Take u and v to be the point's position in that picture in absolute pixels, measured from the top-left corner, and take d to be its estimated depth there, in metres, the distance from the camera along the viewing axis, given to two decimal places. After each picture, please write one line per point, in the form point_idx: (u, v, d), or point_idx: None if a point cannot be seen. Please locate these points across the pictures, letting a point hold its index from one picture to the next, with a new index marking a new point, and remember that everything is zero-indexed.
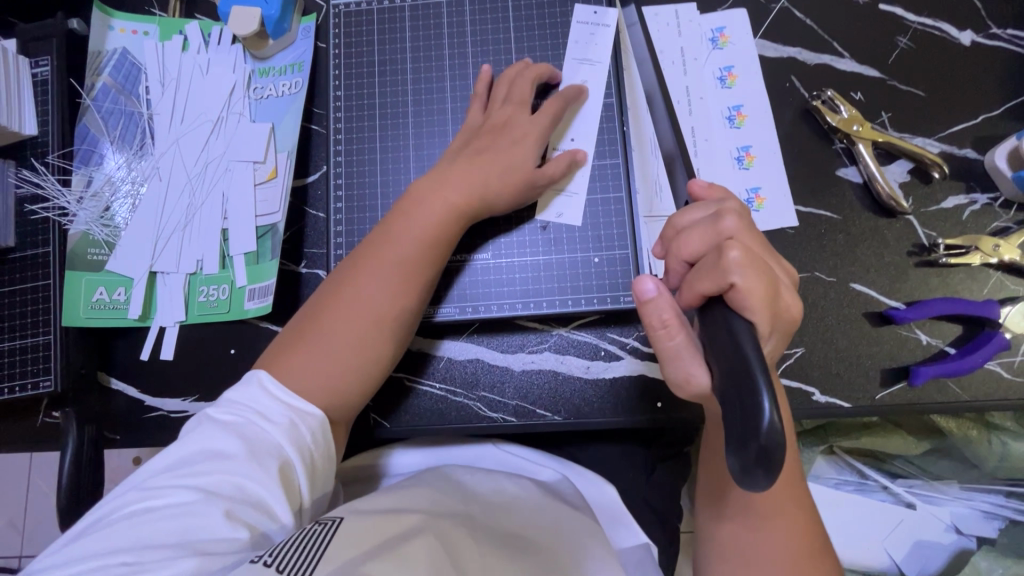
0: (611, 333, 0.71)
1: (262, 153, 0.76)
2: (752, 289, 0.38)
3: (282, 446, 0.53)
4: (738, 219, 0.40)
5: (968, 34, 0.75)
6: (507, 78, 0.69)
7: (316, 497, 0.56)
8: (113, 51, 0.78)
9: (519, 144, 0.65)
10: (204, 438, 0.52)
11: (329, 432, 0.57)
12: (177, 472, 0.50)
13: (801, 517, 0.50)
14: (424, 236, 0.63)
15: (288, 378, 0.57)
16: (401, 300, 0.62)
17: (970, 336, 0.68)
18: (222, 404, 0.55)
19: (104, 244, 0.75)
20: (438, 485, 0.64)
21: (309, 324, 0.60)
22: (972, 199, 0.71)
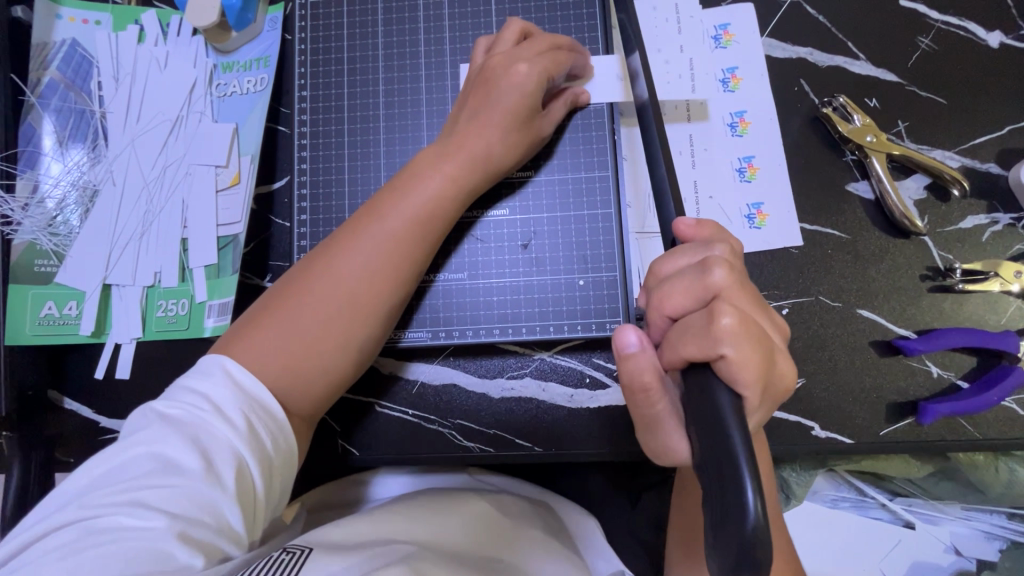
0: (597, 359, 0.66)
1: (223, 156, 0.70)
2: (744, 361, 0.34)
3: (241, 452, 0.47)
4: (730, 273, 0.36)
5: (995, 35, 0.68)
6: (514, 28, 0.61)
7: (271, 506, 0.51)
8: (62, 42, 0.72)
9: (516, 97, 0.57)
10: (152, 442, 0.45)
11: (290, 435, 0.52)
12: (120, 486, 0.43)
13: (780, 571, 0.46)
14: (415, 215, 0.57)
15: (254, 359, 0.52)
16: (381, 284, 0.56)
17: (985, 369, 0.63)
18: (170, 400, 0.48)
19: (53, 255, 0.69)
20: (419, 508, 0.60)
21: (282, 303, 0.55)
22: (994, 219, 0.65)
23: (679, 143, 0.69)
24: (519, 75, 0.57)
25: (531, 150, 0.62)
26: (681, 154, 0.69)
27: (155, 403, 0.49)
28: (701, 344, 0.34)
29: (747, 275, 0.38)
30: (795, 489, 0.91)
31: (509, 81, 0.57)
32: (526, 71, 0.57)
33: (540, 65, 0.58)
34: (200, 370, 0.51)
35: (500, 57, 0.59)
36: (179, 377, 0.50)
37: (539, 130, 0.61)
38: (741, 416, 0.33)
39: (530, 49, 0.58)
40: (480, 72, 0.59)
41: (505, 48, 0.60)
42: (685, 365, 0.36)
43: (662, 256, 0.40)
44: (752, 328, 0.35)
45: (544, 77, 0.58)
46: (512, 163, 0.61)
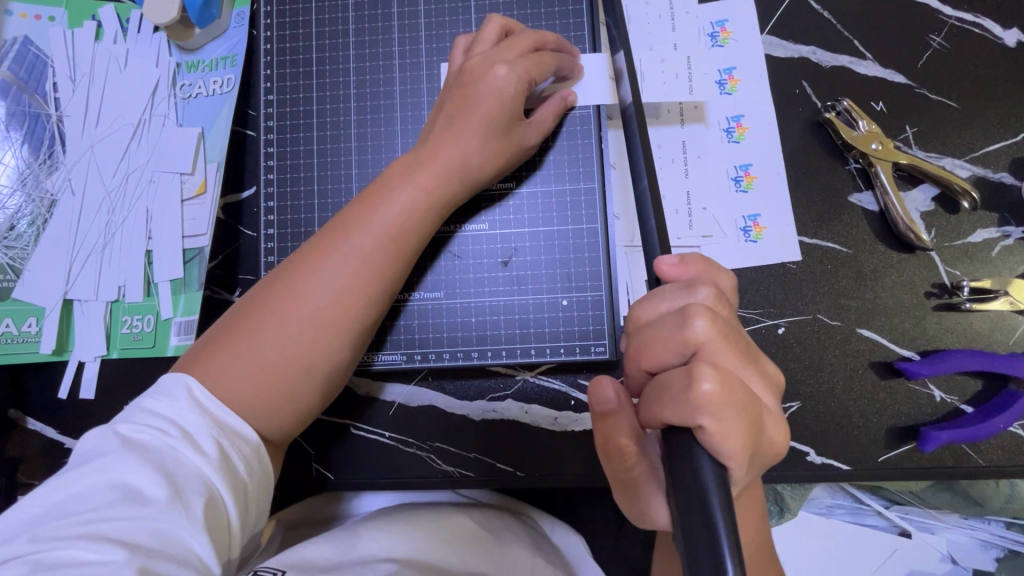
0: (582, 380, 0.63)
1: (188, 163, 0.66)
2: (723, 430, 0.34)
3: (213, 479, 0.43)
4: (712, 329, 0.35)
5: (1013, 33, 0.63)
6: (494, 25, 0.57)
7: (244, 538, 0.46)
8: (14, 40, 0.68)
9: (496, 102, 0.53)
10: (110, 469, 0.41)
11: (264, 460, 0.48)
12: (74, 519, 0.38)
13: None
14: (390, 227, 0.52)
15: (213, 383, 0.47)
16: (355, 300, 0.52)
17: (991, 393, 0.59)
18: (133, 423, 0.44)
19: (9, 268, 0.66)
20: (402, 522, 0.57)
21: (246, 326, 0.50)
22: (1005, 233, 0.61)
23: (671, 149, 0.64)
24: (500, 79, 0.53)
25: (514, 160, 0.57)
26: (673, 162, 0.64)
27: (113, 426, 0.44)
28: (679, 409, 0.34)
29: (734, 326, 0.38)
30: (789, 502, 0.88)
31: (487, 85, 0.53)
32: (506, 74, 0.53)
33: (520, 66, 0.53)
34: (162, 391, 0.46)
35: (479, 58, 0.54)
36: (140, 397, 0.46)
37: (523, 139, 0.56)
38: (724, 487, 0.33)
39: (510, 50, 0.54)
40: (458, 74, 0.55)
41: (484, 49, 0.55)
42: (663, 426, 0.36)
43: (644, 301, 0.39)
44: (733, 391, 0.34)
45: (524, 80, 0.53)
46: (492, 175, 0.56)
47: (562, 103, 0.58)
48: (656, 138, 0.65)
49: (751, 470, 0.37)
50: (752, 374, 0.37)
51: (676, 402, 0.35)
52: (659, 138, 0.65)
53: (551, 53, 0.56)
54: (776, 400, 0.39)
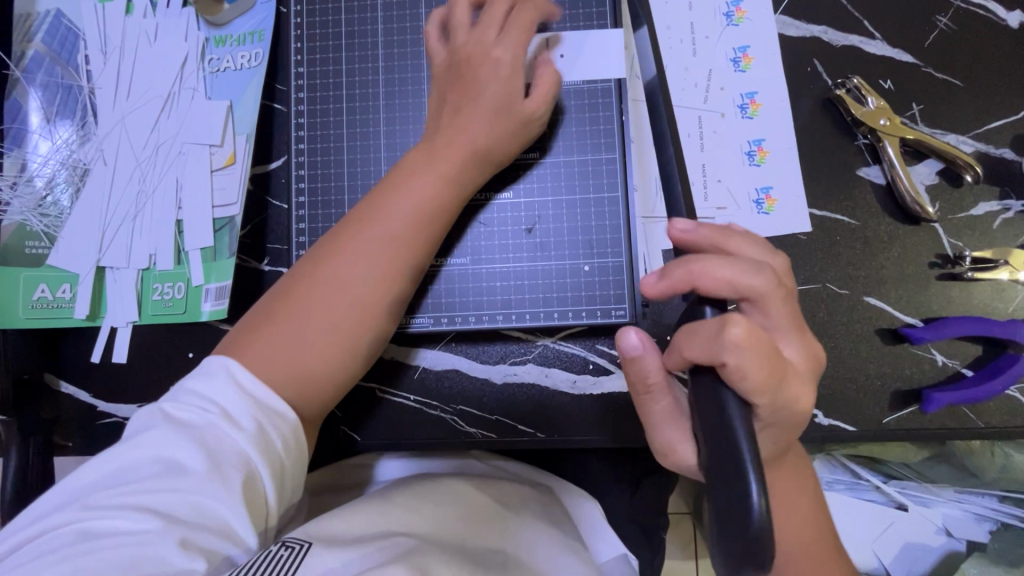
0: (601, 346, 0.65)
1: (218, 135, 0.68)
2: (745, 369, 0.37)
3: (249, 456, 0.45)
4: (753, 276, 0.39)
5: (1016, 14, 0.66)
6: (463, 2, 0.58)
7: (283, 509, 0.48)
8: (46, 13, 0.69)
9: (499, 82, 0.56)
10: (157, 443, 0.44)
11: (302, 434, 0.50)
12: (124, 489, 0.42)
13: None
14: (412, 213, 0.54)
15: (255, 366, 0.49)
16: (383, 285, 0.54)
17: (990, 358, 0.62)
18: (178, 399, 0.47)
19: (43, 236, 0.68)
20: (418, 495, 0.60)
21: (279, 310, 0.52)
22: (1006, 206, 0.64)
23: (687, 124, 0.67)
24: (505, 53, 0.56)
25: (523, 135, 0.58)
26: (689, 137, 0.67)
27: (162, 402, 0.47)
28: (706, 348, 0.38)
29: (777, 290, 0.40)
30: None
31: (489, 66, 0.56)
32: (503, 53, 0.56)
33: (513, 44, 0.56)
34: (205, 370, 0.49)
35: (472, 42, 0.57)
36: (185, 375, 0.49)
37: (529, 117, 0.58)
38: (749, 431, 0.36)
39: (494, 28, 0.57)
40: (453, 58, 0.58)
41: (467, 27, 0.58)
42: (690, 365, 0.40)
43: (689, 261, 0.39)
44: (762, 341, 0.37)
45: (518, 57, 0.57)
46: (506, 155, 0.58)
47: (556, 73, 0.59)
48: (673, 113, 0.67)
49: (767, 424, 0.40)
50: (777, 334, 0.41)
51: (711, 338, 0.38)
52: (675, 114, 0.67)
53: (526, 12, 0.58)
54: (799, 356, 0.42)
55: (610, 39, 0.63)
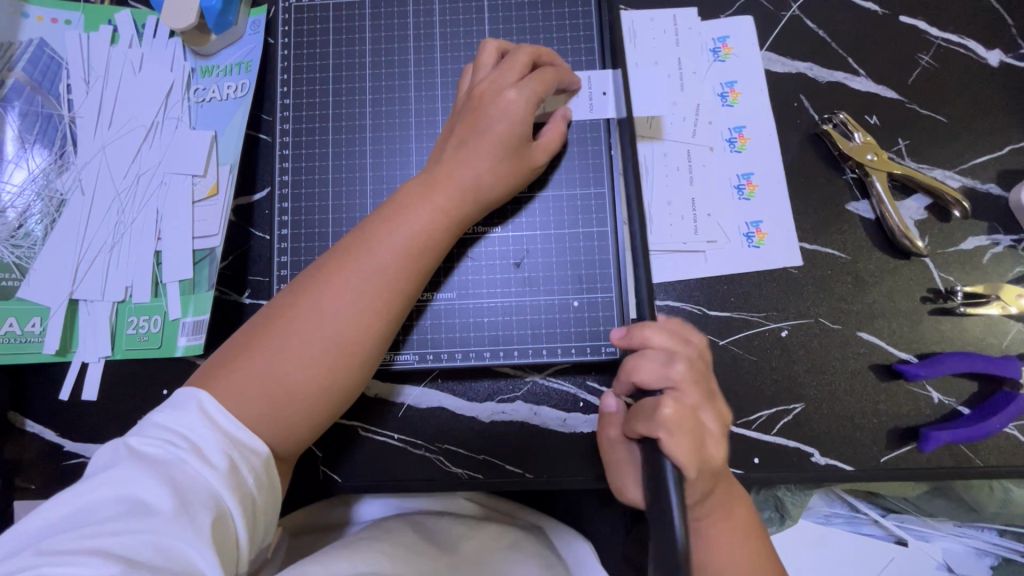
0: (591, 382, 0.63)
1: (201, 165, 0.67)
2: (675, 442, 0.44)
3: (221, 493, 0.43)
4: (687, 367, 0.47)
5: (996, 53, 0.67)
6: (491, 49, 0.59)
7: (253, 555, 0.46)
8: (29, 42, 0.68)
9: (506, 125, 0.55)
10: (120, 482, 0.41)
11: (274, 472, 0.48)
12: (78, 534, 0.38)
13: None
14: (405, 246, 0.53)
15: (233, 403, 0.48)
16: (373, 319, 0.53)
17: (986, 394, 0.61)
18: (145, 435, 0.45)
19: (14, 267, 0.65)
20: (400, 535, 0.58)
21: (264, 341, 0.51)
22: (995, 240, 0.64)
23: (676, 158, 0.67)
24: (513, 102, 0.55)
25: (525, 182, 0.59)
26: (679, 170, 0.66)
27: (125, 439, 0.45)
28: (645, 424, 0.45)
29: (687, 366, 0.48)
30: (790, 508, 0.83)
31: (499, 108, 0.55)
32: (515, 97, 0.55)
33: (528, 89, 0.56)
34: (175, 405, 0.47)
35: (487, 83, 0.57)
36: (152, 411, 0.47)
37: (531, 159, 0.58)
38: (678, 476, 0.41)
39: (514, 71, 0.56)
40: (468, 99, 0.57)
41: (487, 74, 0.58)
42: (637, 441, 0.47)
43: (641, 329, 0.50)
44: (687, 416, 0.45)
45: (533, 101, 0.56)
46: (508, 190, 0.58)
47: (563, 121, 0.60)
48: (662, 147, 0.67)
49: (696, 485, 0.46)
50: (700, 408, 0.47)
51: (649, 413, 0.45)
52: (665, 147, 0.67)
53: (549, 67, 0.58)
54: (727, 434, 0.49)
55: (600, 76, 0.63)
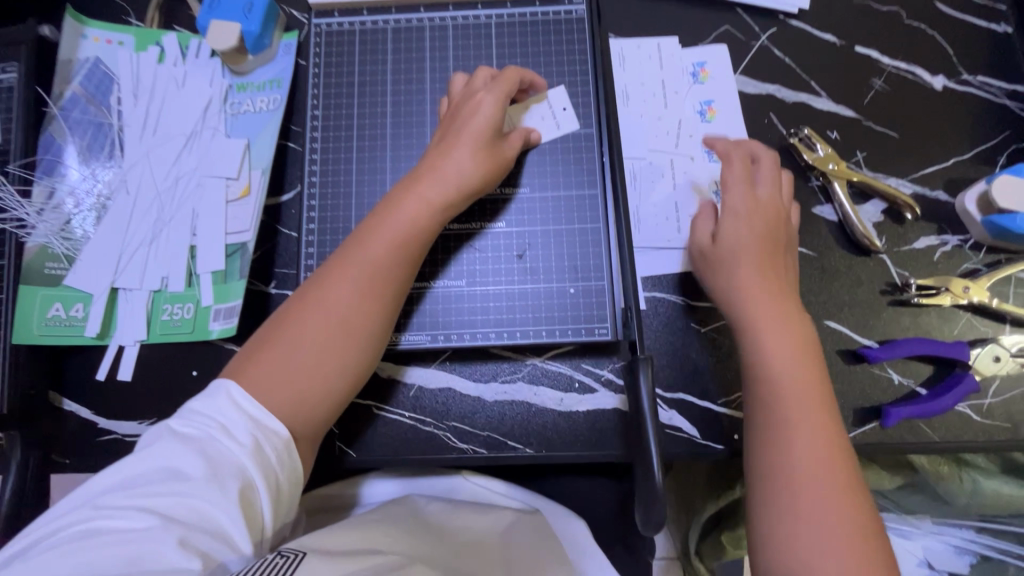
0: (586, 364, 0.69)
1: (235, 168, 0.74)
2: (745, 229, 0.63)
3: (245, 468, 0.50)
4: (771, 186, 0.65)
5: (939, 78, 0.77)
6: (459, 77, 0.70)
7: (280, 524, 0.53)
8: (85, 59, 0.76)
9: (479, 119, 0.64)
10: (164, 455, 0.50)
11: (295, 453, 0.54)
12: (133, 492, 0.48)
13: (857, 531, 0.50)
14: (395, 241, 0.61)
15: (254, 387, 0.55)
16: (371, 305, 0.60)
17: (941, 377, 0.68)
18: (186, 416, 0.53)
19: (63, 258, 0.72)
20: (407, 520, 0.63)
21: (278, 335, 0.58)
22: (943, 240, 0.72)
23: (661, 166, 0.75)
24: (485, 104, 0.64)
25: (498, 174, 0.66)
26: (663, 177, 0.75)
27: (171, 420, 0.54)
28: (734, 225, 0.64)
29: (795, 221, 0.68)
30: None
31: (472, 107, 0.64)
32: (486, 96, 0.64)
33: (497, 88, 0.65)
34: (211, 392, 0.55)
35: (461, 95, 0.67)
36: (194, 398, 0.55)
37: (503, 152, 0.66)
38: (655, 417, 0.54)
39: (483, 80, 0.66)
40: (448, 110, 0.67)
41: (462, 89, 0.68)
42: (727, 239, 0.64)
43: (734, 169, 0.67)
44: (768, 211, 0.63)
45: (502, 99, 0.65)
46: (489, 180, 0.65)
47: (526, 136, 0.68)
48: (648, 156, 0.75)
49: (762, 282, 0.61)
50: (790, 293, 0.62)
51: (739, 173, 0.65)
52: (650, 156, 0.75)
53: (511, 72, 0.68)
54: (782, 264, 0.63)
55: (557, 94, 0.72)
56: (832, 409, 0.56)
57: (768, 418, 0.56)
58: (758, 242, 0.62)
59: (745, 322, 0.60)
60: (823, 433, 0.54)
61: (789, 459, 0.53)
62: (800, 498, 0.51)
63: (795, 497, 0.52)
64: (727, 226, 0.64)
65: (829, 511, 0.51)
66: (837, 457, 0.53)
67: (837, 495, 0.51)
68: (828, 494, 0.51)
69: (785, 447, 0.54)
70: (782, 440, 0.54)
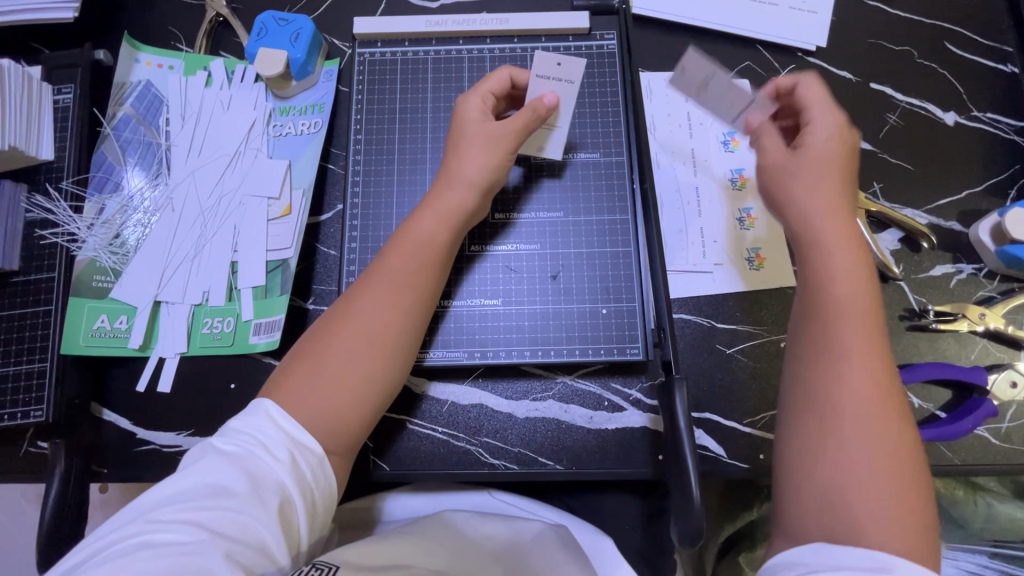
0: (615, 383, 0.71)
1: (276, 188, 0.77)
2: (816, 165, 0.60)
3: (284, 485, 0.52)
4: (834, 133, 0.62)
5: (951, 114, 0.80)
6: None
7: (313, 540, 0.55)
8: (137, 83, 0.80)
9: (464, 121, 0.67)
10: (206, 470, 0.51)
11: (330, 470, 0.56)
12: (177, 507, 0.49)
13: (903, 459, 0.48)
14: (416, 254, 0.64)
15: (288, 403, 0.56)
16: (397, 315, 0.62)
17: (959, 401, 0.70)
18: (226, 432, 0.55)
19: (110, 271, 0.74)
20: (438, 535, 0.64)
21: (309, 351, 0.60)
22: (959, 268, 0.75)
23: (688, 193, 0.78)
24: (471, 106, 0.68)
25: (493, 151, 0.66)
26: (689, 204, 0.78)
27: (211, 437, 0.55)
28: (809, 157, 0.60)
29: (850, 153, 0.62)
30: None
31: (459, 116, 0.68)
32: (468, 100, 0.68)
33: (475, 92, 0.68)
34: (249, 410, 0.57)
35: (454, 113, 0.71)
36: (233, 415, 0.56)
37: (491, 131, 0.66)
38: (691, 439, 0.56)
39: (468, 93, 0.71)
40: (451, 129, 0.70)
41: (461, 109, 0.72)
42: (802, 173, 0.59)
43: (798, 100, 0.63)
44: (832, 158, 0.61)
45: (482, 97, 0.68)
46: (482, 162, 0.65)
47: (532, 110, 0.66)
48: (675, 183, 0.78)
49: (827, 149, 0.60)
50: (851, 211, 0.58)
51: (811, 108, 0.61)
52: (677, 183, 0.78)
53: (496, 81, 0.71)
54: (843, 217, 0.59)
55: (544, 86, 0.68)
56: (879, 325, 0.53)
57: (822, 326, 0.53)
58: (822, 158, 0.59)
59: (816, 241, 0.56)
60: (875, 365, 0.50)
61: (837, 389, 0.50)
62: (845, 427, 0.49)
63: (848, 425, 0.49)
64: (814, 132, 0.60)
65: (879, 433, 0.48)
66: (884, 383, 0.50)
67: (880, 412, 0.49)
68: (875, 416, 0.49)
69: (833, 382, 0.50)
70: (832, 376, 0.51)
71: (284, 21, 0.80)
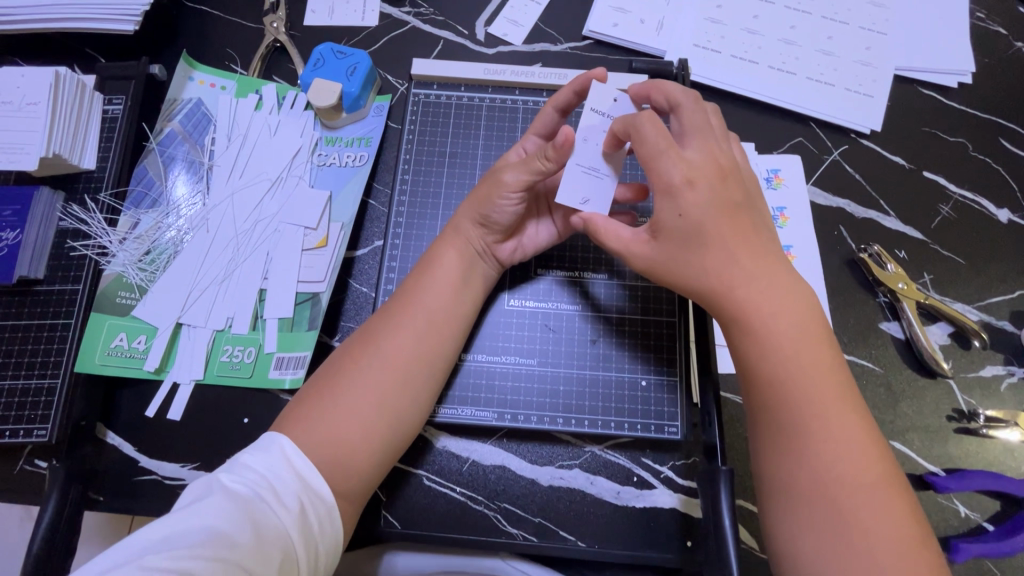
0: (646, 459, 0.68)
1: (315, 219, 0.75)
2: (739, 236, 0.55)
3: (290, 537, 0.49)
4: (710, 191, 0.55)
5: (1005, 211, 0.79)
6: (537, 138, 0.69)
7: None
8: (188, 100, 0.80)
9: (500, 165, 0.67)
10: (209, 513, 0.47)
11: (337, 522, 0.53)
12: (174, 555, 0.44)
13: (919, 552, 0.46)
14: (440, 292, 0.62)
15: (309, 444, 0.54)
16: (415, 351, 0.60)
17: (1009, 514, 0.66)
18: (234, 470, 0.51)
19: (136, 288, 0.72)
20: None
21: (328, 390, 0.57)
22: (1010, 371, 0.72)
23: None
24: (515, 153, 0.69)
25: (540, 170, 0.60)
26: None
27: (216, 473, 0.51)
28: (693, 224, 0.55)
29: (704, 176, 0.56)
30: None
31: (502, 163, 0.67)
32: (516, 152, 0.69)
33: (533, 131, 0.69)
34: (261, 446, 0.53)
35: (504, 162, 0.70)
36: (242, 451, 0.53)
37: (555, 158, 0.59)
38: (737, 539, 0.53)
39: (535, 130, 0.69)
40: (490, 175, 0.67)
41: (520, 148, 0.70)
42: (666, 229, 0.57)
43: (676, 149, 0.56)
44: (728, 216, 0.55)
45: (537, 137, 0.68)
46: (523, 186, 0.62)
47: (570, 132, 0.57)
48: None
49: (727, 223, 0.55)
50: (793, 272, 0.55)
51: (655, 144, 0.55)
52: None
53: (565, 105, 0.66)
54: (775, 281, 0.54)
55: (589, 119, 0.61)
56: (861, 403, 0.52)
57: (798, 414, 0.51)
58: (722, 216, 0.55)
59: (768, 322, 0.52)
60: (871, 456, 0.49)
61: (834, 486, 0.49)
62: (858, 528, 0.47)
63: (857, 522, 0.47)
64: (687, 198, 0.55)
65: (892, 525, 0.47)
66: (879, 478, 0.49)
67: (888, 507, 0.48)
68: (880, 508, 0.47)
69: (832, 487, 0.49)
70: (833, 478, 0.49)
71: (342, 54, 0.79)
